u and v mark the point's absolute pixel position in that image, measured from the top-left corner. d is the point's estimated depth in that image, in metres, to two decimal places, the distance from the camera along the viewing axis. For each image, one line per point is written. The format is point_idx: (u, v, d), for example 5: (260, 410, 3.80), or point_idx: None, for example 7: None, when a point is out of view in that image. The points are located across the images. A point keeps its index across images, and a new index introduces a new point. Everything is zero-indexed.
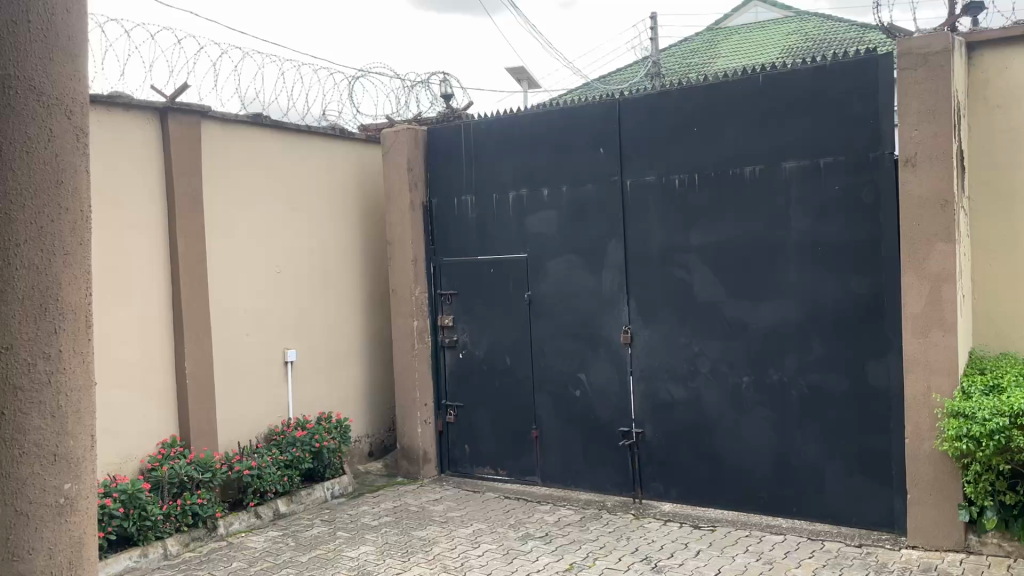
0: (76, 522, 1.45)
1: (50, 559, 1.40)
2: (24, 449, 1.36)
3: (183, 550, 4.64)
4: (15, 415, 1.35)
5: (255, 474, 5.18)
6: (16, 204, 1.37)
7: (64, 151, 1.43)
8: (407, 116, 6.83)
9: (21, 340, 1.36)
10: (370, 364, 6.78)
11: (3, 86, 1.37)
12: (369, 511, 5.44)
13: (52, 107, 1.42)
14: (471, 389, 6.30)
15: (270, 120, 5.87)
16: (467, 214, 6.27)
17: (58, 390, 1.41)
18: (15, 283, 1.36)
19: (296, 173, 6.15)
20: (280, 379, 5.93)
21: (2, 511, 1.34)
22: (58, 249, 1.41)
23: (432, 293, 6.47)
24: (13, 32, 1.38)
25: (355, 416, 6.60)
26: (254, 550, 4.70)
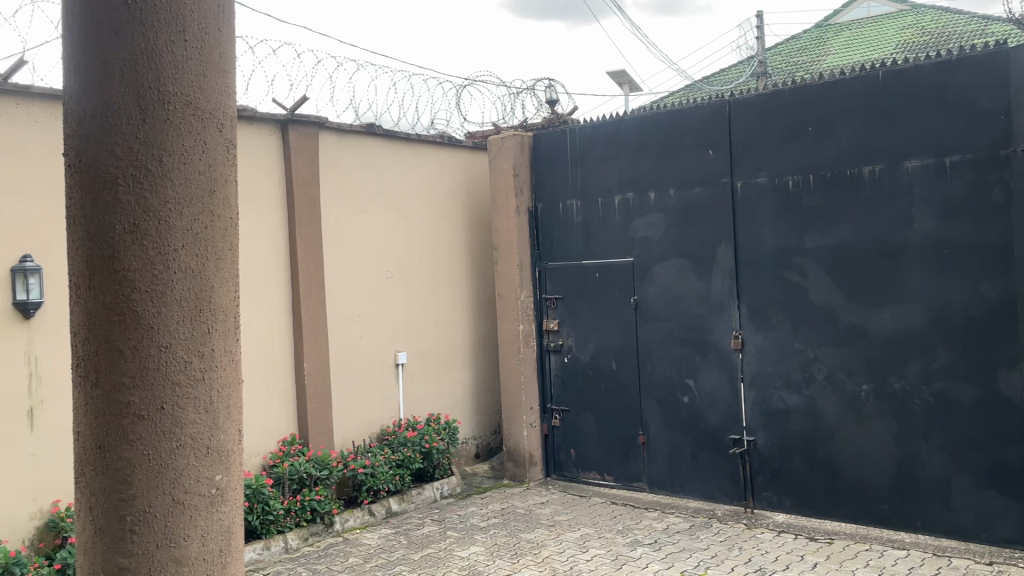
0: (227, 512, 1.53)
1: (204, 547, 1.48)
2: (181, 442, 1.46)
3: (302, 544, 4.82)
4: (173, 409, 1.45)
5: (369, 473, 5.35)
6: (174, 212, 1.46)
7: (216, 162, 1.52)
8: (513, 123, 6.91)
9: (178, 339, 1.46)
10: (477, 367, 6.88)
11: (163, 102, 1.46)
12: (476, 512, 5.52)
13: (207, 119, 1.51)
14: (577, 394, 6.30)
15: (382, 130, 6.05)
16: (573, 218, 6.29)
17: (211, 386, 1.50)
18: (174, 286, 1.46)
19: (407, 180, 6.30)
20: (391, 380, 6.09)
21: (162, 499, 1.44)
22: (211, 254, 1.51)
23: (537, 298, 6.52)
24: (172, 51, 1.47)
25: (463, 418, 6.71)
26: (369, 546, 4.84)
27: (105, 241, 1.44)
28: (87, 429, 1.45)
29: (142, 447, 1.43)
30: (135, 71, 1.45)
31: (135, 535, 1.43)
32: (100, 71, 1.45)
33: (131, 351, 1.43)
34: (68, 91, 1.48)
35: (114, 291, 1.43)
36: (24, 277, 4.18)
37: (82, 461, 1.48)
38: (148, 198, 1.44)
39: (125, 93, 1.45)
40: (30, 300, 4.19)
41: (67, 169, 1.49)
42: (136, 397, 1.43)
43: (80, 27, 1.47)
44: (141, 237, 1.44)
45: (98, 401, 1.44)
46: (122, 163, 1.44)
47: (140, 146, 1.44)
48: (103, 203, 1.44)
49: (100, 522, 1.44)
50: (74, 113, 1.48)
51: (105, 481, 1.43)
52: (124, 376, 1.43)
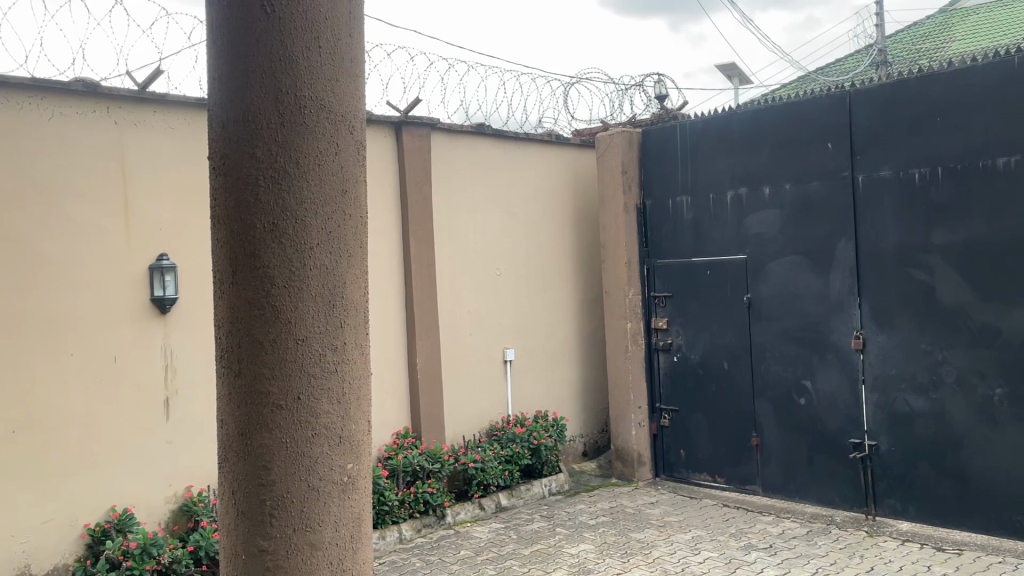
0: (357, 500, 1.59)
1: (336, 532, 1.54)
2: (317, 431, 1.52)
3: (415, 535, 4.94)
4: (309, 399, 1.51)
5: (479, 467, 5.43)
6: (311, 211, 1.53)
7: (348, 163, 1.58)
8: (621, 119, 6.86)
9: (314, 333, 1.52)
10: (584, 365, 6.87)
11: (301, 106, 1.52)
12: (585, 510, 5.52)
13: (340, 122, 1.56)
14: (686, 393, 6.21)
15: (492, 129, 6.13)
16: (683, 215, 6.19)
17: (344, 377, 1.56)
18: (311, 281, 1.52)
19: (515, 178, 6.36)
20: (500, 377, 6.17)
21: (299, 486, 1.50)
22: (343, 252, 1.57)
23: (646, 296, 6.45)
24: (308, 57, 1.53)
25: (571, 415, 6.72)
26: (479, 540, 4.91)
27: (248, 239, 1.52)
28: (231, 417, 1.54)
29: (280, 435, 1.50)
30: (274, 77, 1.52)
31: (274, 519, 1.50)
32: (243, 78, 1.53)
33: (271, 343, 1.50)
34: (214, 99, 1.57)
35: (255, 287, 1.51)
36: (161, 275, 4.46)
37: (225, 447, 1.56)
38: (286, 197, 1.51)
39: (265, 98, 1.52)
40: (167, 296, 4.47)
41: (212, 172, 1.58)
42: (276, 387, 1.50)
43: (224, 38, 1.56)
44: (280, 235, 1.51)
45: (241, 390, 1.52)
46: (263, 165, 1.51)
47: (279, 148, 1.51)
48: (245, 203, 1.52)
49: (241, 506, 1.52)
50: (220, 119, 1.57)
51: (247, 466, 1.51)
52: (264, 367, 1.50)
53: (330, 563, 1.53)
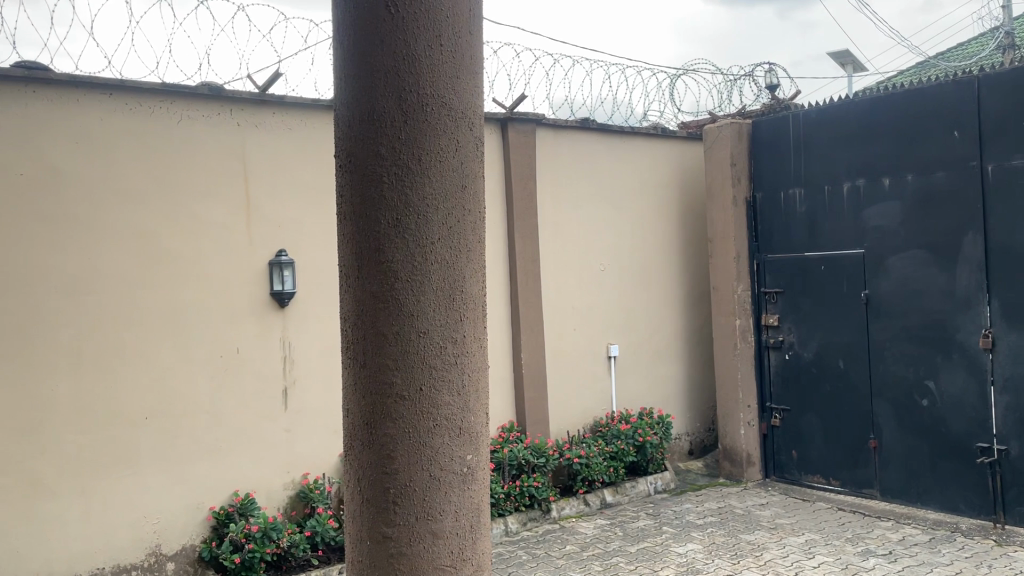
0: (477, 490, 1.61)
1: (456, 522, 1.57)
2: (438, 422, 1.55)
3: (521, 528, 4.98)
4: (430, 391, 1.55)
5: (584, 463, 5.43)
6: (432, 207, 1.56)
7: (467, 159, 1.61)
8: (729, 111, 6.69)
9: (435, 326, 1.55)
10: (691, 362, 6.75)
11: (423, 104, 1.55)
12: (692, 509, 5.43)
13: (460, 120, 1.59)
14: (799, 393, 6.02)
15: (596, 123, 6.09)
16: (796, 208, 6.00)
17: (463, 370, 1.59)
18: (432, 275, 1.55)
19: (621, 173, 6.31)
20: (604, 373, 6.14)
21: (421, 476, 1.54)
22: (463, 246, 1.59)
23: (756, 292, 6.29)
24: (429, 56, 1.56)
25: (676, 413, 6.62)
26: (585, 535, 4.91)
27: (372, 235, 1.56)
28: (355, 407, 1.59)
29: (403, 425, 1.54)
30: (397, 77, 1.55)
31: (397, 507, 1.54)
32: (368, 78, 1.57)
33: (394, 336, 1.54)
34: (340, 99, 1.63)
35: (380, 281, 1.56)
36: (280, 270, 4.64)
37: (350, 436, 1.62)
38: (408, 193, 1.55)
39: (389, 97, 1.56)
40: (285, 291, 4.65)
41: (338, 170, 1.64)
42: (399, 378, 1.54)
43: (349, 40, 1.60)
44: (403, 230, 1.55)
45: (365, 381, 1.57)
46: (387, 163, 1.55)
47: (402, 145, 1.55)
48: (370, 200, 1.57)
49: (366, 493, 1.57)
50: (345, 119, 1.62)
51: (372, 454, 1.56)
52: (388, 358, 1.55)
53: (450, 552, 1.56)
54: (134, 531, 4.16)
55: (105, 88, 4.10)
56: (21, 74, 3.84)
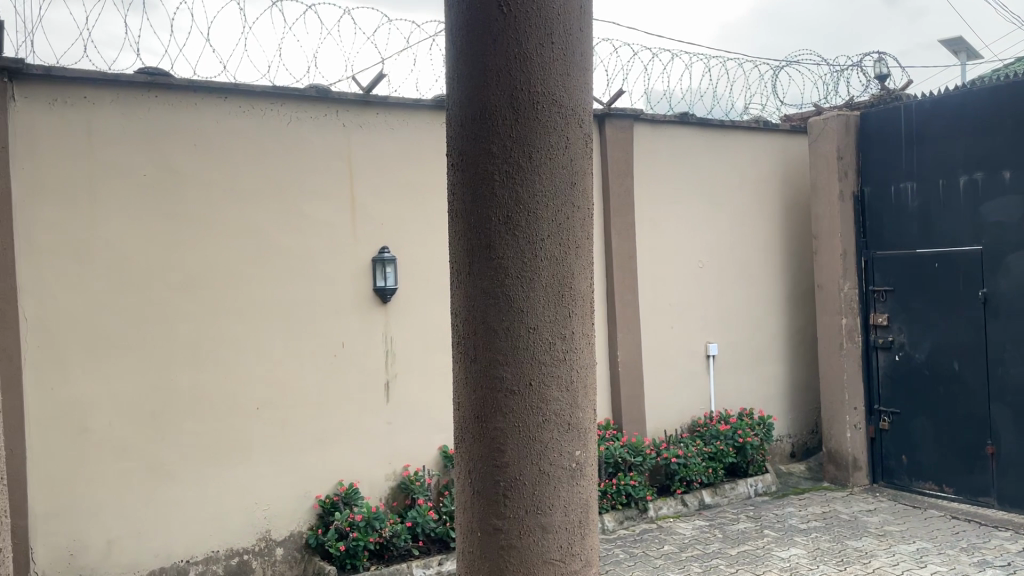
0: (585, 486, 1.62)
1: (566, 517, 1.58)
2: (547, 418, 1.57)
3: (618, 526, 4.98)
4: (539, 386, 1.56)
5: (681, 463, 5.36)
6: (542, 203, 1.57)
7: (576, 156, 1.61)
8: (836, 103, 6.46)
9: (545, 321, 1.57)
10: (793, 361, 6.56)
11: (533, 102, 1.56)
12: (795, 513, 5.29)
13: (570, 116, 1.59)
14: (910, 395, 5.78)
15: (696, 118, 6.00)
16: (908, 203, 5.75)
17: (572, 365, 1.59)
18: (541, 272, 1.57)
19: (720, 168, 6.18)
20: (703, 371, 6.04)
21: (531, 470, 1.56)
22: (571, 243, 1.60)
23: (863, 290, 6.06)
24: (539, 53, 1.57)
25: (778, 414, 6.45)
26: (683, 536, 4.85)
27: (484, 232, 1.59)
28: (467, 400, 1.62)
29: (513, 419, 1.56)
30: (508, 74, 1.57)
31: (508, 500, 1.57)
32: (480, 77, 1.59)
33: (505, 331, 1.57)
34: (453, 99, 1.66)
35: (491, 278, 1.58)
36: (383, 267, 4.75)
37: (462, 428, 1.65)
38: (519, 191, 1.56)
39: (501, 95, 1.57)
40: (388, 286, 4.76)
41: (451, 168, 1.67)
42: (509, 373, 1.56)
43: (462, 40, 1.63)
44: (514, 227, 1.56)
45: (477, 374, 1.60)
46: (498, 160, 1.57)
47: (513, 143, 1.56)
48: (482, 196, 1.59)
49: (478, 486, 1.60)
50: (457, 117, 1.65)
51: (482, 448, 1.60)
52: (498, 353, 1.57)
53: (560, 546, 1.57)
54: (247, 516, 4.35)
55: (221, 92, 4.29)
56: (145, 80, 4.05)
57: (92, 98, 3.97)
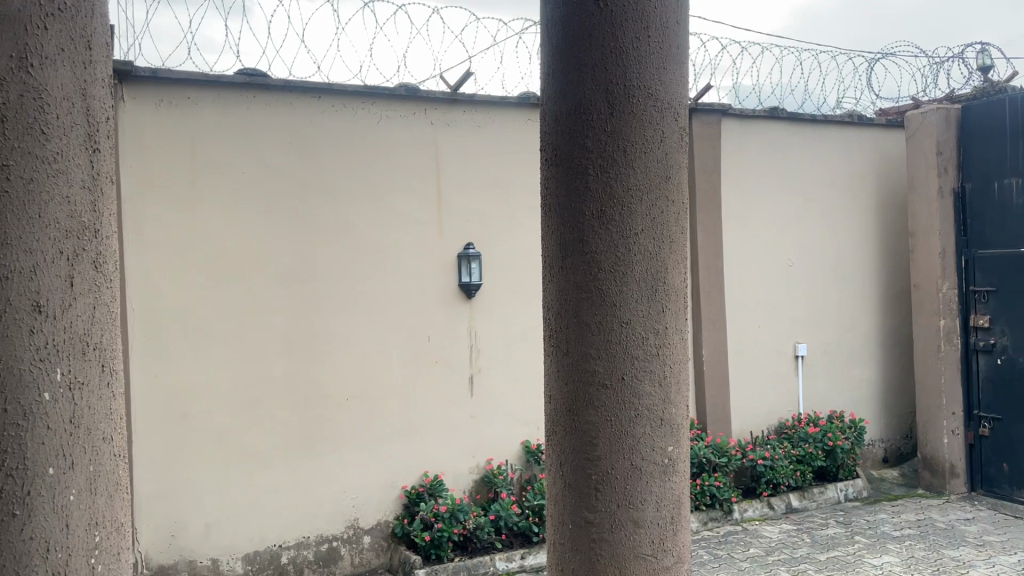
0: (678, 482, 1.61)
1: (658, 512, 1.58)
2: (639, 412, 1.56)
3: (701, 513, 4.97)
4: (632, 381, 1.56)
5: (768, 465, 5.27)
6: (636, 198, 1.56)
7: (671, 150, 1.59)
8: (935, 96, 6.20)
9: (638, 316, 1.56)
10: (887, 364, 6.34)
11: (629, 95, 1.56)
12: (888, 520, 5.11)
13: (666, 110, 1.58)
14: (1012, 401, 5.51)
15: (786, 112, 5.85)
16: (1013, 199, 5.48)
17: (665, 361, 1.59)
18: (635, 266, 1.56)
19: (811, 164, 6.02)
20: (791, 372, 5.90)
21: (622, 464, 1.56)
22: (666, 237, 1.59)
23: (963, 290, 5.80)
24: (636, 47, 1.57)
25: (870, 417, 6.25)
26: (770, 539, 4.75)
27: (577, 226, 1.60)
28: (559, 393, 1.64)
29: (605, 413, 1.57)
30: (604, 69, 1.57)
31: (599, 493, 1.57)
32: (575, 72, 1.60)
33: (597, 325, 1.57)
34: (549, 94, 1.67)
35: (583, 272, 1.59)
36: (468, 262, 4.81)
37: (554, 422, 1.67)
38: (613, 185, 1.56)
39: (596, 90, 1.58)
40: (472, 282, 4.81)
41: (546, 163, 1.69)
42: (601, 367, 1.57)
43: (558, 36, 1.64)
44: (607, 222, 1.57)
45: (569, 368, 1.61)
46: (592, 155, 1.58)
47: (608, 137, 1.57)
48: (576, 191, 1.60)
49: (569, 478, 1.62)
50: (552, 111, 1.67)
51: (574, 441, 1.61)
52: (591, 347, 1.58)
53: (652, 541, 1.58)
54: (337, 504, 4.48)
55: (315, 92, 4.41)
56: (244, 80, 4.20)
57: (194, 98, 4.14)
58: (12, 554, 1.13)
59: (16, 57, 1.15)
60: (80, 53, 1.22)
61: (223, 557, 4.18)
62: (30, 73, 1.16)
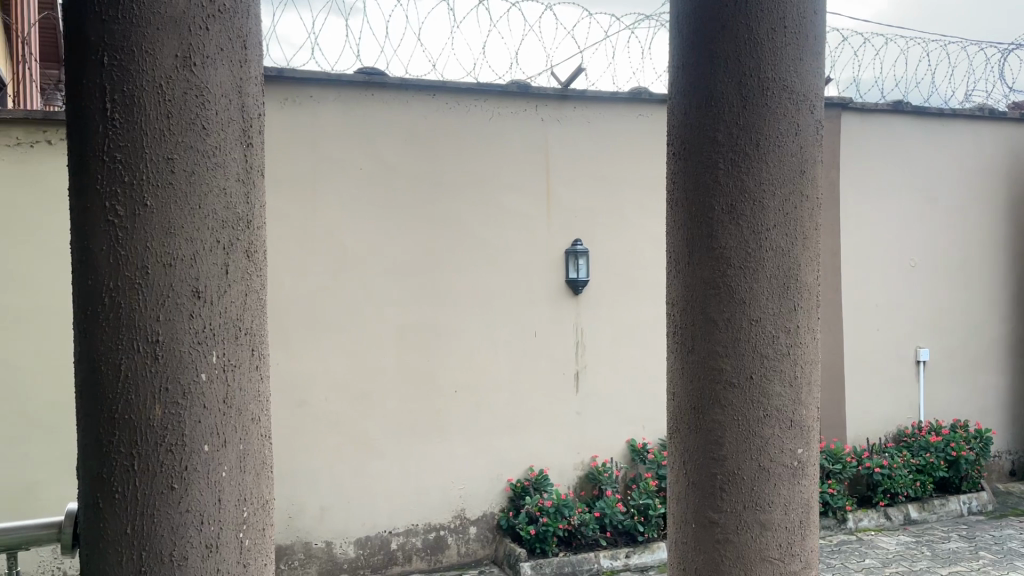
0: (807, 486, 1.57)
1: (786, 515, 1.54)
2: (768, 413, 1.53)
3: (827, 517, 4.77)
4: (761, 381, 1.53)
5: (885, 474, 5.07)
6: (769, 192, 1.53)
7: (806, 144, 1.55)
8: None
9: (768, 314, 1.53)
10: (1016, 372, 5.97)
11: (764, 88, 1.52)
12: (1016, 536, 4.84)
13: (800, 102, 1.54)
14: None
15: (911, 107, 5.59)
16: None
17: (796, 360, 1.55)
18: (766, 263, 1.53)
19: (935, 160, 5.74)
20: (910, 378, 5.65)
21: (750, 465, 1.53)
22: (799, 234, 1.54)
23: None
24: (772, 38, 1.53)
25: (997, 428, 5.91)
26: (887, 550, 4.58)
27: (706, 221, 1.57)
28: (684, 391, 1.62)
29: (733, 412, 1.54)
30: (738, 60, 1.53)
31: (725, 493, 1.55)
32: (707, 65, 1.57)
33: (726, 322, 1.55)
34: (678, 88, 1.65)
35: (712, 268, 1.56)
36: (575, 259, 4.81)
37: (678, 419, 1.65)
38: (745, 180, 1.53)
39: (729, 82, 1.54)
40: (580, 278, 4.80)
41: (673, 158, 1.67)
42: (729, 365, 1.54)
43: (691, 28, 1.62)
44: (739, 218, 1.53)
45: (695, 366, 1.59)
46: (724, 148, 1.55)
47: (741, 131, 1.53)
48: (706, 186, 1.57)
49: (694, 477, 1.60)
50: (681, 106, 1.64)
51: (699, 439, 1.59)
52: (718, 345, 1.55)
53: (780, 544, 1.54)
54: (445, 494, 4.56)
55: (430, 91, 4.50)
56: (363, 79, 4.33)
57: (316, 97, 4.30)
58: (169, 525, 1.11)
59: (180, 56, 1.12)
60: (237, 52, 1.19)
61: (337, 541, 4.33)
62: (192, 71, 1.12)
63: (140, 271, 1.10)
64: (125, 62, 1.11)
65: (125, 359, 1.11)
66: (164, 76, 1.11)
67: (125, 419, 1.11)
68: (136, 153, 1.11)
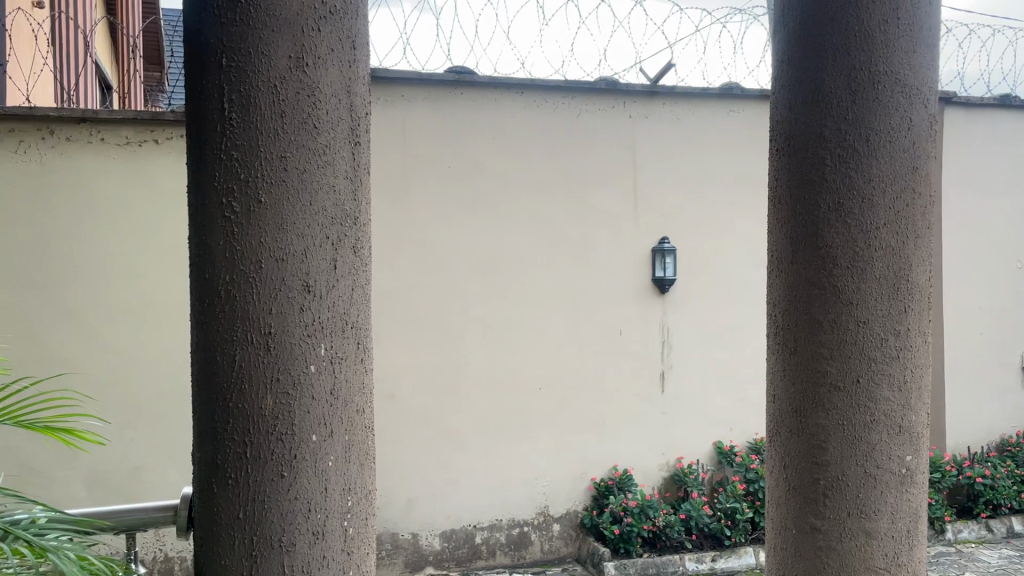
0: (915, 494, 1.52)
1: (893, 524, 1.49)
2: (875, 417, 1.48)
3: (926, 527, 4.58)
4: (868, 384, 1.48)
5: (987, 484, 4.86)
6: (878, 190, 1.47)
7: (919, 140, 1.49)
8: None
9: (877, 316, 1.47)
10: None
11: (874, 82, 1.47)
12: None
13: (913, 95, 1.48)
14: None
15: (1020, 100, 5.32)
16: None
17: (906, 364, 1.49)
18: (875, 263, 1.48)
19: None
20: (1015, 385, 5.38)
21: (855, 471, 1.49)
22: (910, 233, 1.48)
23: None
24: (884, 30, 1.47)
25: None
26: (989, 564, 4.38)
27: (812, 220, 1.53)
28: (787, 394, 1.59)
29: (837, 416, 1.50)
30: (847, 53, 1.48)
31: (828, 499, 1.51)
32: (815, 58, 1.53)
33: (831, 323, 1.50)
34: (784, 83, 1.61)
35: (817, 268, 1.52)
36: (662, 257, 4.75)
37: (780, 423, 1.62)
38: (853, 176, 1.48)
39: (837, 76, 1.50)
40: (667, 277, 4.75)
41: (777, 155, 1.63)
42: (834, 368, 1.50)
43: (798, 21, 1.57)
44: (846, 216, 1.49)
45: (798, 368, 1.56)
46: (831, 145, 1.50)
47: (849, 126, 1.48)
48: (812, 183, 1.53)
49: (795, 481, 1.57)
50: (786, 102, 1.60)
51: (801, 443, 1.55)
52: (822, 347, 1.51)
53: (886, 554, 1.49)
54: (529, 490, 4.58)
55: (518, 89, 4.52)
56: (453, 78, 4.38)
57: (407, 96, 4.37)
58: (279, 511, 1.14)
59: (294, 57, 1.15)
60: (347, 52, 1.21)
61: (422, 533, 4.39)
62: (305, 72, 1.15)
63: (255, 265, 1.14)
64: (242, 62, 1.15)
65: (239, 351, 1.15)
66: (279, 77, 1.15)
67: (239, 407, 1.15)
68: (252, 151, 1.14)
